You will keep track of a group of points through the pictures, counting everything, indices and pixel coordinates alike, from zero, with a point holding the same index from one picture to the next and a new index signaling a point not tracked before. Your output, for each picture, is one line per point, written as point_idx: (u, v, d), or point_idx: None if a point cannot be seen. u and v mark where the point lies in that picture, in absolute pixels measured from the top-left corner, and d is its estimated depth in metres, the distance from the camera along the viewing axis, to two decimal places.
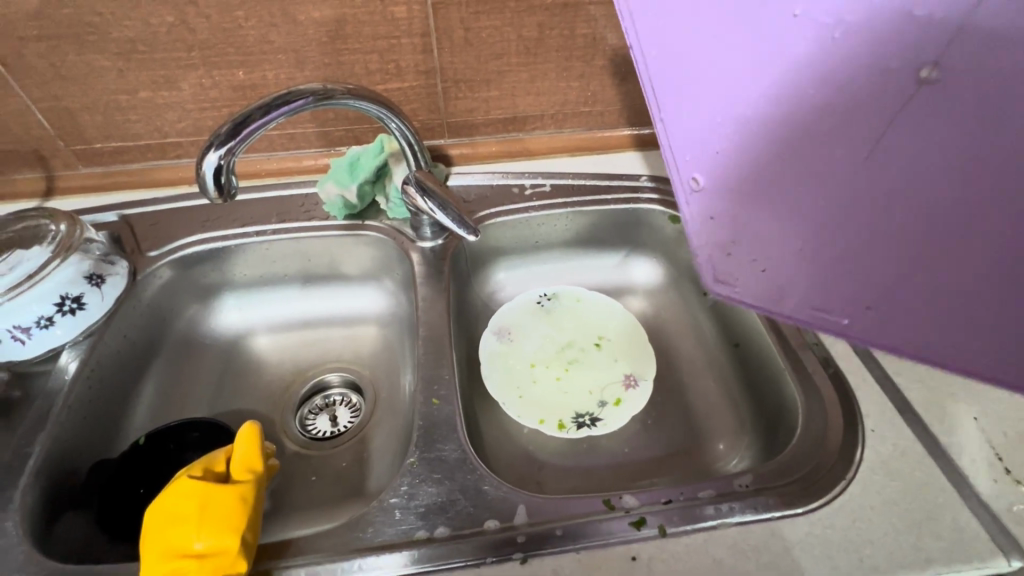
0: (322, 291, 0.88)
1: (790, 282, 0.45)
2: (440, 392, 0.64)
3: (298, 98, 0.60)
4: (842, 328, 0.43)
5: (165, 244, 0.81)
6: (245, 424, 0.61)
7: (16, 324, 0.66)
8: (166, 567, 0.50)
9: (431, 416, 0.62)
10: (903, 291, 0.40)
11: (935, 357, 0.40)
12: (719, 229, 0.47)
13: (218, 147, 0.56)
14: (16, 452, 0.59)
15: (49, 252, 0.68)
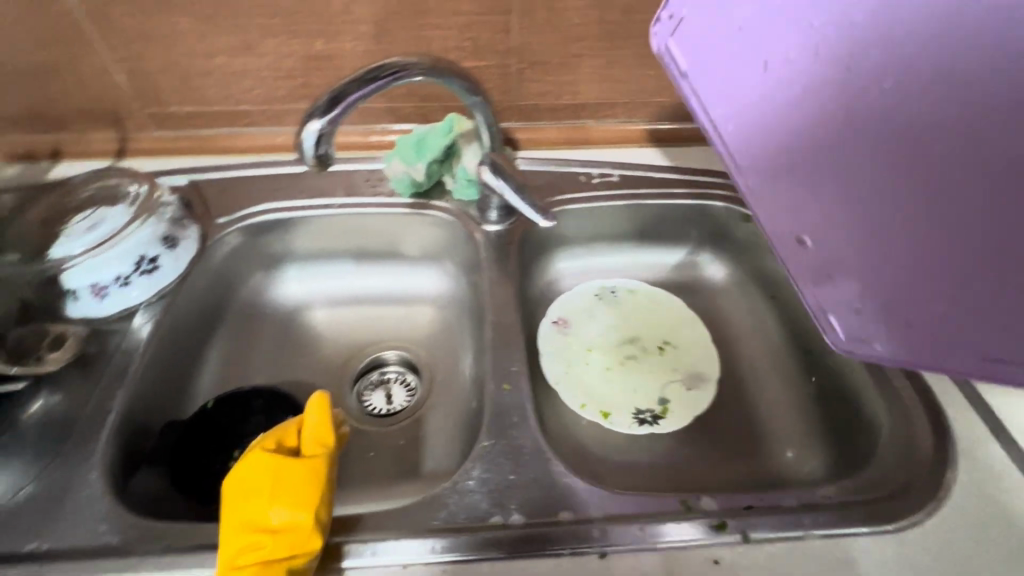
0: (380, 269, 0.88)
1: (918, 316, 0.48)
2: (510, 377, 0.63)
3: (391, 71, 0.59)
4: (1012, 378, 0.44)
5: (233, 212, 0.81)
6: (315, 394, 0.61)
7: (97, 281, 0.68)
8: (244, 538, 0.49)
9: (502, 402, 0.61)
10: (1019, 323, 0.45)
11: None
12: (839, 288, 0.52)
13: (319, 116, 0.56)
14: (97, 407, 0.60)
15: (130, 213, 0.70)
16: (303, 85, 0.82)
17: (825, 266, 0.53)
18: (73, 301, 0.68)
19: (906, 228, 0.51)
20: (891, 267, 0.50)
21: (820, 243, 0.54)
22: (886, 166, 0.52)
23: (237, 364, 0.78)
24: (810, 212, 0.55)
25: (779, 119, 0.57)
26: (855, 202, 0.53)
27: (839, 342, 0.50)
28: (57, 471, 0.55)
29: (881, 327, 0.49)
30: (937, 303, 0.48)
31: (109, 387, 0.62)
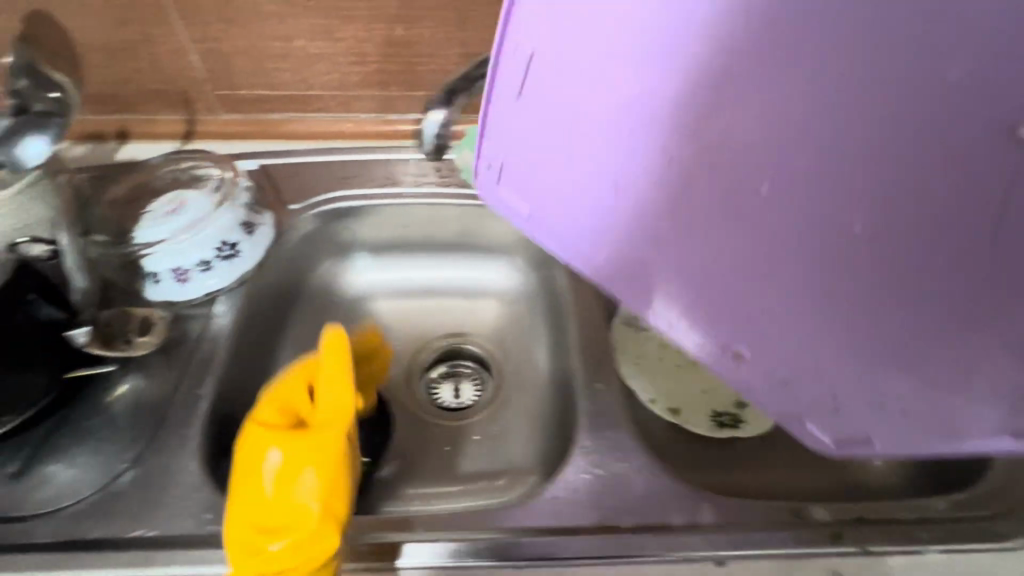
0: (447, 261, 0.86)
1: (930, 408, 0.43)
2: (603, 378, 0.63)
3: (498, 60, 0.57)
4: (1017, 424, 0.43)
5: (306, 198, 0.81)
6: (328, 330, 0.54)
7: (180, 265, 0.67)
8: (249, 531, 0.47)
9: (595, 403, 0.61)
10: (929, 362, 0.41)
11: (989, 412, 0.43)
12: (857, 403, 0.43)
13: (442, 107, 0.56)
14: (188, 394, 0.61)
15: (213, 199, 0.69)
16: (378, 70, 0.80)
17: (819, 377, 0.43)
18: (153, 285, 0.67)
19: (864, 309, 0.40)
20: (846, 354, 0.42)
21: (759, 356, 0.43)
22: (730, 235, 0.40)
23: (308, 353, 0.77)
24: (742, 317, 0.42)
25: (669, 239, 0.41)
26: (787, 306, 0.41)
27: (833, 450, 0.45)
28: (154, 457, 0.56)
29: (908, 432, 0.44)
30: (865, 379, 0.42)
31: (200, 373, 0.62)
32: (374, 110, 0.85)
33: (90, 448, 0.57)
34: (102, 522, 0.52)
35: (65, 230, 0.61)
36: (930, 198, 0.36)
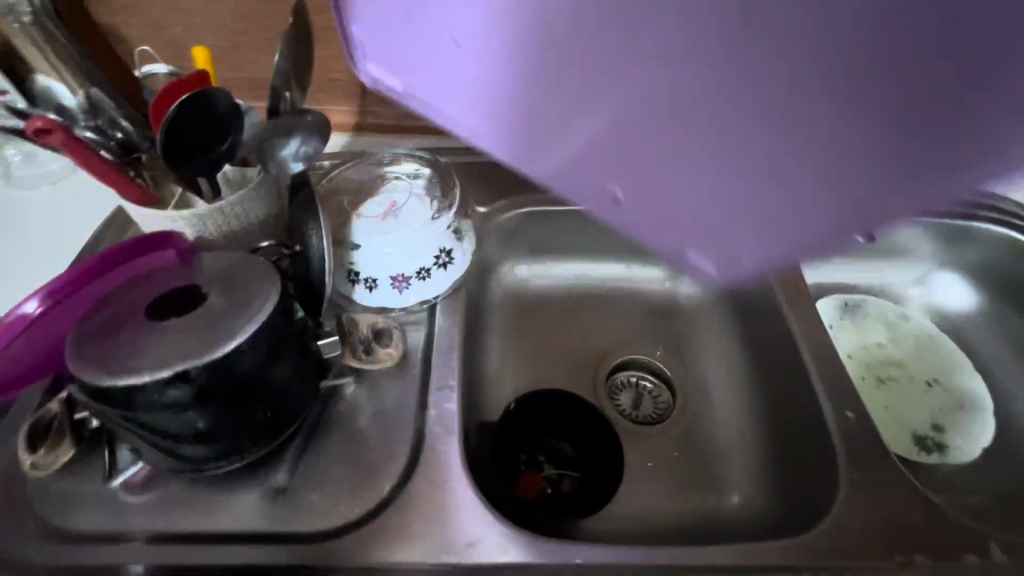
0: (621, 268, 0.86)
1: (802, 207, 0.34)
2: (852, 403, 0.61)
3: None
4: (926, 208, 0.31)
5: (494, 202, 0.80)
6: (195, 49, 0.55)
7: (401, 272, 0.65)
8: None
9: (851, 430, 0.59)
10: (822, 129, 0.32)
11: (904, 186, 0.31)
12: (740, 234, 0.37)
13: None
14: (437, 408, 0.59)
15: (431, 204, 0.66)
16: None
17: (697, 214, 0.38)
18: (368, 290, 0.65)
19: (756, 109, 0.33)
20: (814, 182, 0.33)
21: (741, 238, 0.37)
22: (766, 128, 0.33)
23: (506, 365, 0.78)
24: (707, 164, 0.36)
25: (591, 126, 0.40)
26: (746, 125, 0.34)
27: (716, 278, 0.40)
28: (423, 476, 0.54)
29: (729, 241, 0.38)
30: (758, 235, 0.36)
31: (443, 380, 0.60)
32: None
33: (339, 463, 0.55)
34: (400, 544, 0.50)
35: (315, 231, 0.56)
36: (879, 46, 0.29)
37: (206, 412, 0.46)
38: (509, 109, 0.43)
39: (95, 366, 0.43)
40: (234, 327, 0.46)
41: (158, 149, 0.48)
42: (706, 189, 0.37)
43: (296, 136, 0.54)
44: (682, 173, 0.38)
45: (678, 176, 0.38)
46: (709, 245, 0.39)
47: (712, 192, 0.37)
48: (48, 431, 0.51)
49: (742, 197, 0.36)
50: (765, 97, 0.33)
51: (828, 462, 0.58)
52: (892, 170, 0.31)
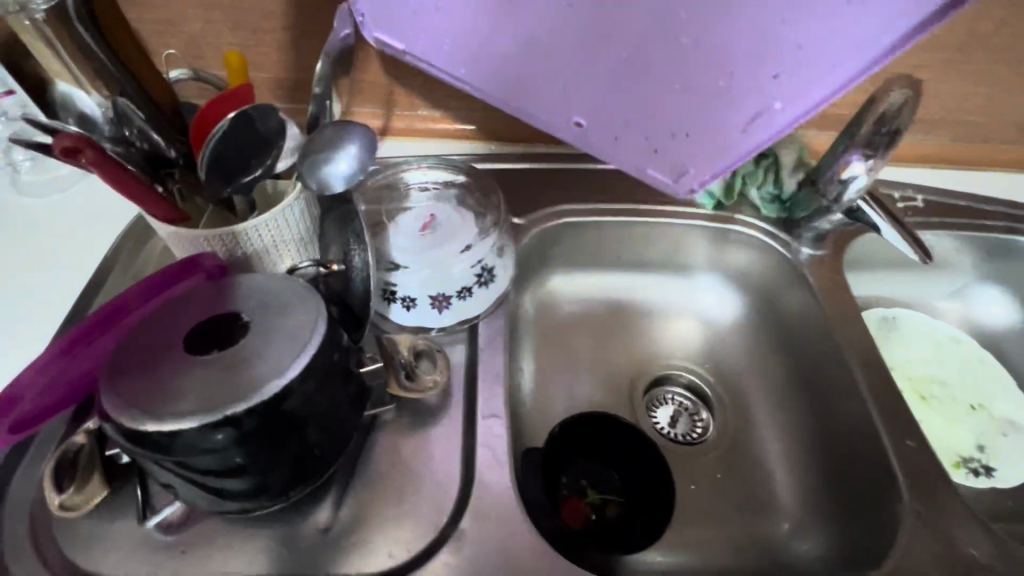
0: (656, 278, 0.83)
1: (708, 137, 0.61)
2: (911, 432, 0.59)
3: (898, 125, 0.61)
4: (775, 110, 0.57)
5: (532, 212, 0.77)
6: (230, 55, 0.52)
7: (442, 291, 0.60)
8: None
9: (913, 459, 0.58)
10: (688, 87, 0.58)
11: (758, 108, 0.57)
12: (668, 158, 0.63)
13: (859, 167, 0.64)
14: (485, 437, 0.56)
15: (473, 220, 0.63)
16: None
17: (656, 138, 0.62)
18: (405, 309, 0.61)
19: (665, 87, 0.58)
20: (697, 90, 0.58)
21: (668, 151, 0.63)
22: (666, 87, 0.58)
23: (542, 382, 0.75)
24: (657, 114, 0.60)
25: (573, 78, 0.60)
26: (661, 83, 0.58)
27: (672, 187, 0.65)
28: (477, 513, 0.51)
29: (677, 158, 0.63)
30: (688, 99, 0.59)
31: (490, 408, 0.58)
32: None
33: (386, 499, 0.52)
34: None
35: (354, 250, 0.53)
36: (700, 55, 0.55)
37: (250, 454, 0.43)
38: (502, 72, 0.62)
39: (133, 409, 0.40)
40: (280, 365, 0.42)
41: (200, 174, 0.47)
42: (654, 108, 0.60)
43: (341, 152, 0.50)
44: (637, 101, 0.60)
45: (636, 106, 0.60)
46: (661, 162, 0.64)
47: (657, 108, 0.60)
48: (76, 466, 0.48)
49: (677, 128, 0.61)
50: (660, 70, 0.57)
51: (889, 494, 0.57)
52: (747, 105, 0.57)
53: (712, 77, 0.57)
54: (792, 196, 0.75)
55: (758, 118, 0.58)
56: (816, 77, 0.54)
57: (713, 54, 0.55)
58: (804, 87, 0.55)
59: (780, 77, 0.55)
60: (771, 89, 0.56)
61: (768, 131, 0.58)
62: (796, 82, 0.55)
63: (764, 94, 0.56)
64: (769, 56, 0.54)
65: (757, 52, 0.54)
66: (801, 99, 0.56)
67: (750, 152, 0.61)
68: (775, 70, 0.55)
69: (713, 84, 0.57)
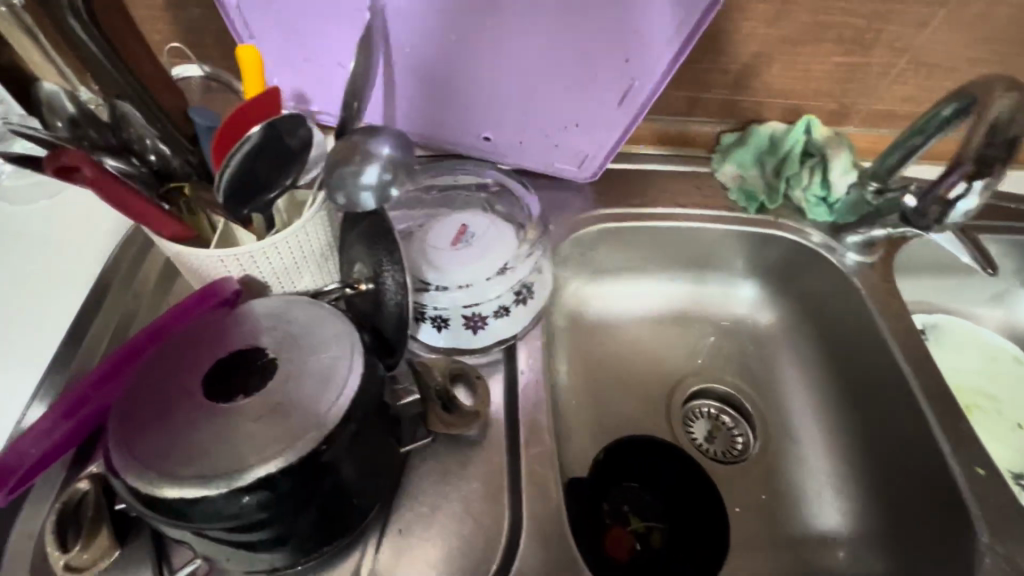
0: (686, 282, 0.79)
1: (594, 121, 0.62)
2: (981, 459, 0.56)
3: (1015, 133, 0.52)
4: (638, 86, 0.57)
5: (564, 218, 0.71)
6: (244, 49, 0.45)
7: (478, 311, 0.55)
8: None
9: (985, 489, 0.55)
10: (559, 84, 0.59)
11: (620, 89, 0.58)
12: (568, 148, 0.65)
13: (965, 181, 0.55)
14: (531, 474, 0.51)
15: (511, 232, 0.57)
16: None
17: (553, 135, 0.64)
18: (437, 329, 0.56)
19: (543, 89, 0.60)
20: (567, 83, 0.58)
21: (565, 141, 0.64)
22: (539, 89, 0.60)
23: (578, 392, 0.70)
24: (537, 109, 0.62)
25: (461, 98, 0.62)
26: (538, 87, 0.59)
27: (584, 177, 0.68)
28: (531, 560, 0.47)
29: (577, 147, 0.65)
30: (564, 96, 0.60)
31: (536, 439, 0.53)
32: None
33: (427, 544, 0.48)
34: None
35: (387, 270, 0.48)
36: (556, 55, 0.56)
37: (285, 515, 0.38)
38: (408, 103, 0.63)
39: (150, 469, 0.35)
40: (315, 416, 0.37)
41: (217, 200, 0.41)
42: (537, 111, 0.62)
43: (375, 163, 0.45)
44: (523, 106, 0.61)
45: (525, 111, 0.62)
46: (563, 152, 0.66)
47: (541, 110, 0.61)
48: (82, 514, 0.43)
49: (563, 120, 0.62)
50: (532, 77, 0.59)
51: (961, 528, 0.54)
52: (612, 87, 0.58)
53: (573, 71, 0.57)
54: (841, 198, 0.71)
55: (628, 94, 0.58)
56: (660, 53, 0.54)
57: (563, 50, 0.56)
58: (655, 63, 0.55)
59: (633, 59, 0.55)
60: (626, 70, 0.56)
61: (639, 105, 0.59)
62: (646, 61, 0.55)
63: (623, 75, 0.57)
64: (614, 43, 0.54)
65: (603, 42, 0.55)
66: (654, 75, 0.56)
67: (632, 127, 0.61)
68: (625, 54, 0.55)
69: (578, 77, 0.58)
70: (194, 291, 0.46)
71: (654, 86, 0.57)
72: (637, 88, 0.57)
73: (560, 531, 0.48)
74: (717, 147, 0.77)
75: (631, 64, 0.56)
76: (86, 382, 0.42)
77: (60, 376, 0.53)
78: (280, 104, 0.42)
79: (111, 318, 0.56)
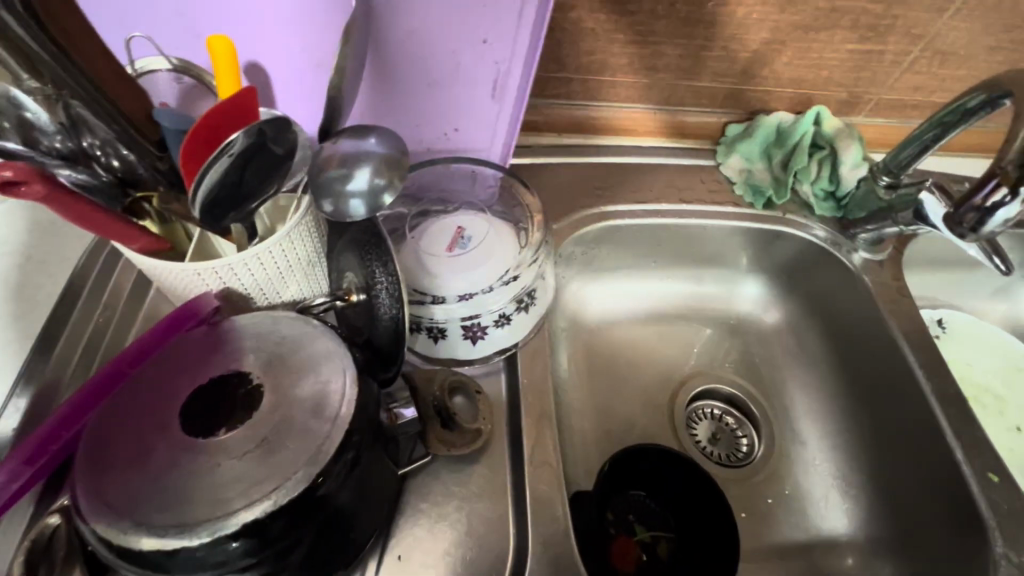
0: (688, 278, 0.76)
1: (473, 121, 0.55)
2: (994, 465, 0.56)
3: None
4: (504, 71, 0.51)
5: (566, 216, 0.67)
6: (212, 40, 0.40)
7: (477, 321, 0.52)
8: None
9: (999, 498, 0.54)
10: (421, 82, 0.51)
11: (488, 78, 0.51)
12: (455, 152, 0.58)
13: (1002, 187, 0.47)
14: (542, 492, 0.48)
15: (512, 238, 0.55)
16: (654, 53, 0.63)
17: (434, 142, 0.57)
18: (433, 340, 0.53)
19: (405, 93, 0.52)
20: (429, 80, 0.51)
21: (450, 146, 0.58)
22: (401, 93, 0.51)
23: (580, 399, 0.67)
24: (409, 117, 0.54)
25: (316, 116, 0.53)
26: (401, 90, 0.51)
27: None
28: None
29: (464, 149, 0.58)
30: (428, 96, 0.52)
31: (542, 457, 0.50)
32: (627, 98, 0.68)
33: (432, 566, 0.46)
34: None
35: (381, 282, 0.44)
36: (405, 46, 0.48)
37: (278, 556, 0.35)
38: (308, 102, 0.51)
39: (125, 517, 0.32)
40: (307, 452, 0.34)
41: (195, 214, 0.37)
42: (406, 117, 0.54)
43: (366, 166, 0.41)
44: (391, 113, 0.53)
45: (395, 119, 0.54)
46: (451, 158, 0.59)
47: (409, 116, 0.54)
48: (54, 553, 0.39)
49: (441, 126, 0.55)
50: (389, 79, 0.50)
51: (974, 536, 0.54)
52: (479, 78, 0.51)
53: (430, 66, 0.50)
54: (850, 193, 0.68)
55: (499, 82, 0.52)
56: (516, 27, 0.47)
57: (413, 43, 0.48)
58: (514, 42, 0.48)
59: (491, 39, 0.48)
60: (488, 55, 0.49)
61: (516, 91, 0.53)
62: (505, 42, 0.48)
63: (487, 62, 0.50)
64: (464, 27, 0.47)
65: (452, 28, 0.47)
66: (517, 55, 0.49)
67: (518, 114, 0.55)
68: (478, 36, 0.48)
69: (438, 73, 0.50)
70: (172, 310, 0.42)
71: (523, 67, 0.51)
72: (504, 74, 0.51)
73: (570, 556, 0.46)
74: (722, 139, 0.74)
75: (489, 47, 0.49)
76: (58, 420, 0.39)
77: (25, 396, 0.47)
78: (257, 103, 0.38)
79: (81, 329, 0.51)
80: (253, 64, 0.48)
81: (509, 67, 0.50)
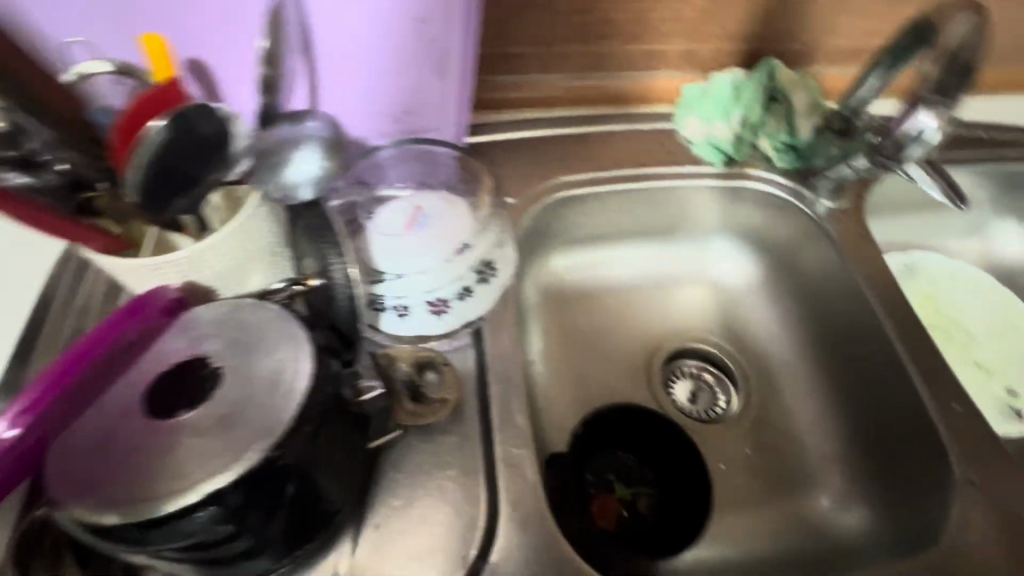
0: (658, 243, 0.76)
1: (423, 102, 0.56)
2: (954, 395, 0.57)
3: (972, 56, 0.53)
4: (446, 48, 0.51)
5: (527, 190, 0.68)
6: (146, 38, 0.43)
7: (439, 294, 0.55)
8: None
9: (960, 425, 0.56)
10: (365, 67, 0.51)
11: (431, 56, 0.52)
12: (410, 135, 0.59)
13: None
14: (510, 454, 0.51)
15: (467, 214, 0.58)
16: (601, 21, 0.64)
17: (388, 126, 0.57)
18: (399, 318, 0.55)
19: (352, 80, 0.52)
20: (372, 64, 0.51)
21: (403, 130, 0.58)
22: (347, 79, 0.52)
23: (557, 371, 0.69)
24: (359, 104, 0.55)
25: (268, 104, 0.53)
26: (346, 76, 0.52)
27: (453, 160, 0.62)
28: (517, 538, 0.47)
29: (418, 132, 0.59)
30: (374, 80, 0.53)
31: (509, 421, 0.52)
32: (580, 68, 0.69)
33: (406, 532, 0.48)
34: None
35: (342, 260, 0.46)
36: (344, 31, 0.49)
37: (247, 527, 0.37)
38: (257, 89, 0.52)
39: (92, 499, 0.34)
40: (265, 425, 0.36)
41: (132, 200, 0.39)
42: (357, 103, 0.55)
43: (310, 146, 0.48)
44: (341, 101, 0.54)
45: (346, 106, 0.55)
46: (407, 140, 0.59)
47: (359, 102, 0.55)
48: (42, 544, 0.42)
49: (391, 110, 0.56)
50: (333, 66, 0.51)
51: (938, 465, 0.55)
52: (422, 58, 0.52)
53: (370, 50, 0.50)
54: (811, 142, 0.68)
55: (441, 60, 0.52)
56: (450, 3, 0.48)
57: (351, 27, 0.48)
58: (449, 18, 0.49)
59: (427, 17, 0.49)
60: (426, 35, 0.50)
61: (461, 67, 0.53)
62: (442, 18, 0.49)
63: (426, 42, 0.50)
64: (398, 6, 0.48)
65: (387, 9, 0.48)
66: (455, 30, 0.50)
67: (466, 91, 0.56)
68: (414, 15, 0.48)
69: (380, 55, 0.51)
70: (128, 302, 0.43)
71: (462, 43, 0.51)
72: (445, 51, 0.51)
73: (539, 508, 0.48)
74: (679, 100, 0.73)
75: (426, 25, 0.49)
76: None
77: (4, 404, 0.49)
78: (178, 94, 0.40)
79: (55, 337, 0.53)
80: (193, 60, 0.49)
81: (451, 42, 0.51)
